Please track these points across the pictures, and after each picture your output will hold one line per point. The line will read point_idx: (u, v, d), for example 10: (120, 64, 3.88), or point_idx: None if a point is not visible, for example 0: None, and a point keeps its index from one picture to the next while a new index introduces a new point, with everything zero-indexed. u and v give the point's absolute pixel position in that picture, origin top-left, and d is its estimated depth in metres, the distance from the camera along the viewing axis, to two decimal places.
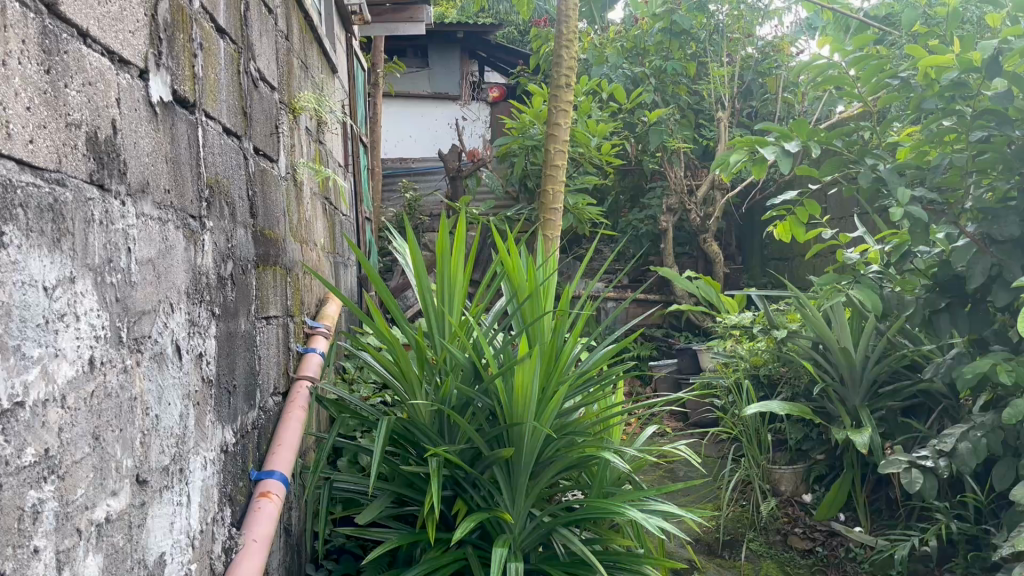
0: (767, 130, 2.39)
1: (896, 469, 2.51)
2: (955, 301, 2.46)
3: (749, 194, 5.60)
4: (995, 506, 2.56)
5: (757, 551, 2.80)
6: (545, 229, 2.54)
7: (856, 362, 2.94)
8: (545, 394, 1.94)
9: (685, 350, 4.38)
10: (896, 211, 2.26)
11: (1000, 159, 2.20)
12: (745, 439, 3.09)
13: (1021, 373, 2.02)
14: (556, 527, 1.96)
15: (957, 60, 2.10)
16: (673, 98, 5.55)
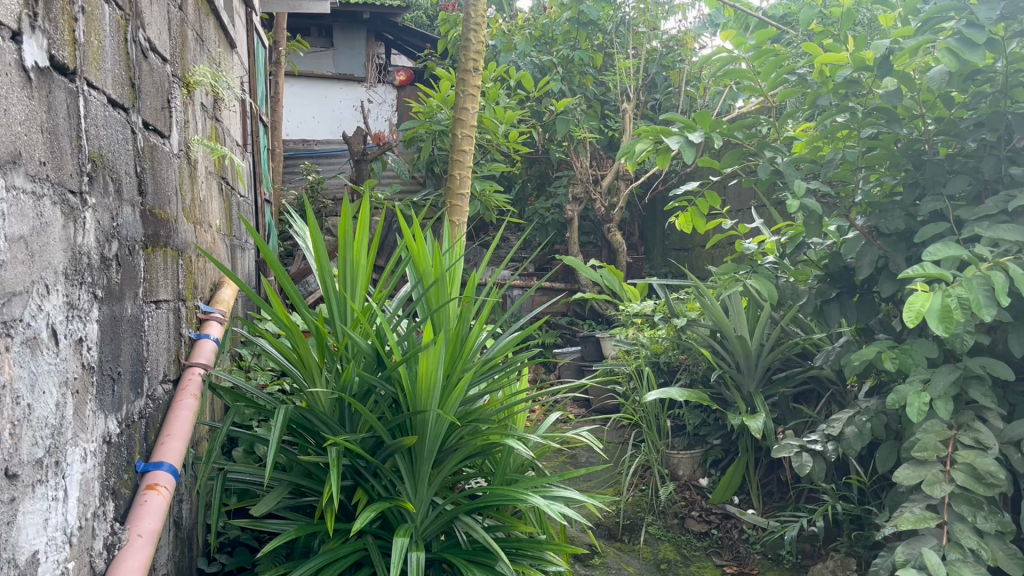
0: (672, 120, 2.40)
1: (787, 453, 2.60)
2: (845, 291, 2.54)
3: (651, 185, 5.73)
4: (877, 487, 2.68)
5: (655, 534, 2.86)
6: (452, 214, 2.51)
7: (751, 351, 3.02)
8: (449, 382, 1.92)
9: (589, 338, 4.47)
10: (791, 203, 2.30)
11: (888, 155, 2.29)
12: (645, 425, 3.13)
13: (903, 360, 2.10)
14: (458, 515, 1.94)
15: (851, 59, 2.15)
16: (580, 88, 5.58)
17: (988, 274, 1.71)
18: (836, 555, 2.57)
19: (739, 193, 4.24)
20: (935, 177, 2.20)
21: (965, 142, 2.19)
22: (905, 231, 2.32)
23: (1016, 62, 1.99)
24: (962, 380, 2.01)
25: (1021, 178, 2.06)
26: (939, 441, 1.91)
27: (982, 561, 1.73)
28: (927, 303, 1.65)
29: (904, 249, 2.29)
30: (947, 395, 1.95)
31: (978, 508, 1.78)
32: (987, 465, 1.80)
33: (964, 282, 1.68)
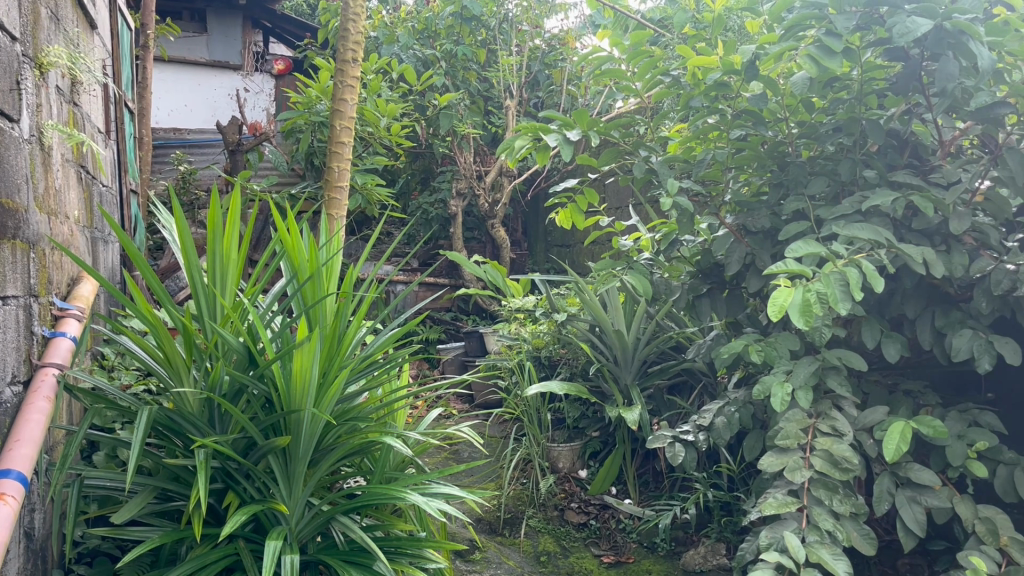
0: (551, 117, 2.41)
1: (661, 443, 2.66)
2: (715, 286, 2.64)
3: (534, 181, 5.79)
4: (745, 474, 2.80)
5: (535, 527, 2.89)
6: (330, 208, 2.45)
7: (628, 344, 3.12)
8: (325, 380, 1.88)
9: (474, 333, 4.47)
10: (665, 201, 2.35)
11: (755, 157, 2.40)
12: (527, 418, 3.14)
13: (768, 352, 2.20)
14: (334, 516, 1.90)
15: (720, 62, 2.19)
16: (463, 83, 5.56)
17: (844, 270, 1.80)
18: (707, 541, 2.68)
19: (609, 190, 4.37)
20: (798, 178, 2.32)
21: (825, 146, 2.31)
22: (770, 229, 2.43)
23: (869, 71, 2.11)
24: (821, 371, 2.13)
25: (873, 181, 2.19)
26: (800, 429, 2.01)
27: (837, 542, 1.83)
28: (789, 297, 1.74)
29: (769, 246, 2.39)
30: (807, 385, 2.05)
31: (834, 492, 1.88)
32: (842, 451, 1.91)
33: (823, 278, 1.77)
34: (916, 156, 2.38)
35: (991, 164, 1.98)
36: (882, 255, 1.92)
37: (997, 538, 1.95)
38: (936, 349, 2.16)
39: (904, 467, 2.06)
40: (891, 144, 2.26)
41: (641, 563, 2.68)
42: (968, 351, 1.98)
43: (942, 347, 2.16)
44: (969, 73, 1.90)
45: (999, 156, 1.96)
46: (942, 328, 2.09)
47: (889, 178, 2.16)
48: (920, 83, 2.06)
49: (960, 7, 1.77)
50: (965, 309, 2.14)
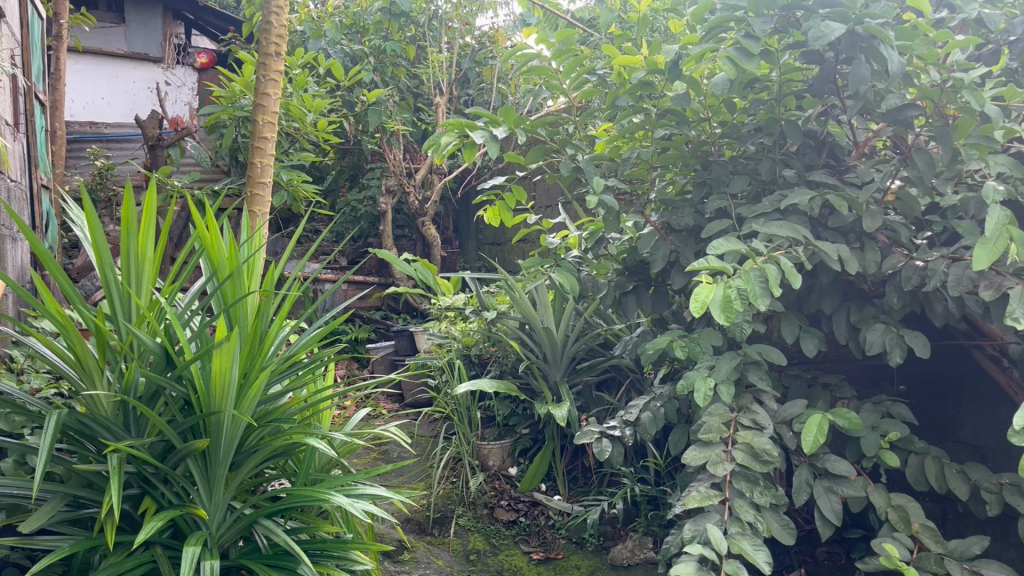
0: (477, 114, 2.38)
1: (589, 439, 2.68)
2: (641, 284, 2.68)
3: (464, 178, 5.77)
4: (672, 468, 2.85)
5: (465, 526, 2.88)
6: (252, 205, 2.39)
7: (557, 341, 3.14)
8: (246, 380, 1.83)
9: (402, 332, 4.33)
10: (591, 198, 2.34)
11: (679, 156, 2.43)
12: (457, 417, 3.11)
13: (692, 348, 2.23)
14: (257, 519, 1.86)
15: (644, 61, 2.21)
16: (392, 79, 5.49)
17: (763, 267, 1.84)
18: (635, 535, 2.71)
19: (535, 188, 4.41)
20: (720, 177, 2.37)
21: (746, 146, 2.37)
22: (694, 227, 2.48)
23: (788, 73, 2.16)
24: (742, 366, 2.17)
25: (792, 179, 2.25)
26: (722, 423, 2.04)
27: (758, 533, 1.87)
28: (710, 294, 1.76)
29: (693, 244, 2.44)
30: (730, 380, 2.09)
31: (754, 484, 1.92)
32: (763, 444, 1.96)
33: (743, 275, 1.80)
34: (832, 157, 2.46)
35: (901, 164, 2.05)
36: (800, 253, 1.97)
37: (909, 525, 2.03)
38: (851, 344, 2.23)
39: (821, 458, 2.12)
40: (809, 144, 2.32)
41: (570, 559, 2.70)
42: (880, 345, 2.05)
43: (857, 342, 2.23)
44: (880, 76, 1.96)
45: (909, 156, 2.03)
46: (857, 323, 2.16)
47: (806, 177, 2.22)
48: (834, 85, 2.13)
49: (871, 13, 1.82)
50: (879, 304, 2.21)
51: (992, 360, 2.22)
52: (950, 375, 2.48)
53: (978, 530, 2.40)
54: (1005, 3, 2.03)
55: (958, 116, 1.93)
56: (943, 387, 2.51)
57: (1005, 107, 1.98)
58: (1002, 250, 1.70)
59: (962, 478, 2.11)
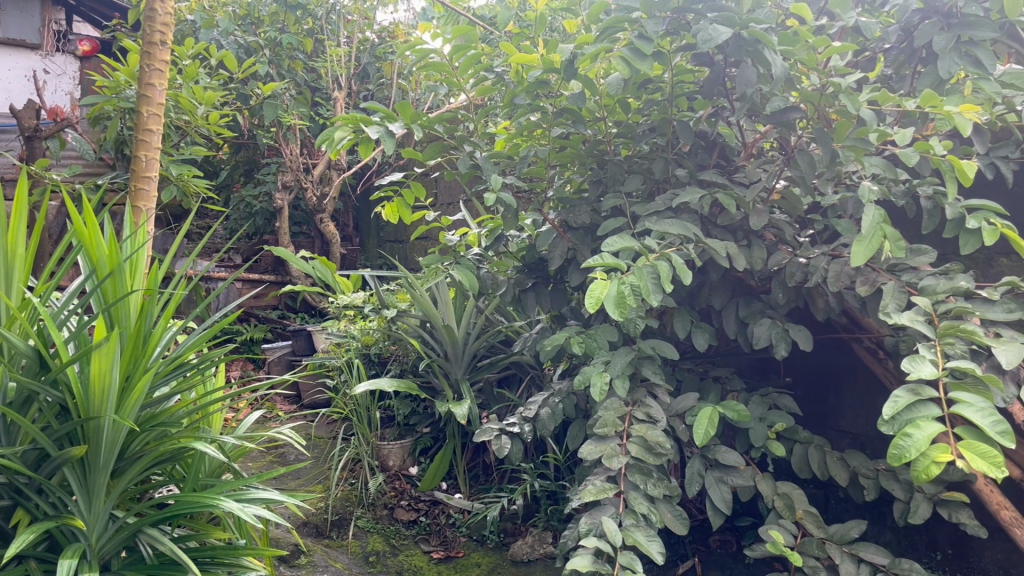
0: (371, 109, 2.32)
1: (488, 437, 2.69)
2: (540, 281, 2.69)
3: (363, 175, 5.68)
4: (570, 463, 2.88)
5: (364, 528, 2.84)
6: (135, 200, 2.29)
7: (458, 339, 3.12)
8: (128, 384, 1.74)
9: (299, 332, 4.24)
10: (489, 197, 2.30)
11: (576, 155, 2.45)
12: (355, 418, 3.05)
13: (589, 344, 2.26)
14: (141, 528, 1.77)
15: (542, 60, 2.17)
16: (288, 72, 5.34)
17: (655, 264, 1.87)
18: (535, 530, 2.74)
19: (434, 185, 4.39)
20: (615, 176, 2.41)
21: (640, 145, 2.43)
22: (590, 225, 2.52)
23: (679, 74, 2.20)
24: (636, 361, 2.22)
25: (684, 178, 2.30)
26: (617, 417, 2.08)
27: (651, 524, 1.90)
28: (605, 290, 1.77)
29: (589, 242, 2.47)
30: (624, 375, 2.12)
31: (648, 476, 1.95)
32: (656, 437, 2.00)
33: (636, 271, 1.83)
34: (722, 157, 2.54)
35: (785, 165, 2.13)
36: (691, 250, 2.01)
37: (793, 512, 2.11)
38: (740, 338, 2.31)
39: (712, 449, 2.19)
40: (700, 144, 2.39)
41: (470, 557, 2.69)
42: (767, 339, 2.13)
43: (745, 336, 2.31)
44: (765, 79, 2.03)
45: (792, 157, 2.11)
46: (746, 318, 2.23)
47: (697, 177, 2.28)
48: (724, 87, 2.19)
49: (756, 18, 1.88)
50: (765, 300, 2.30)
51: (869, 353, 2.34)
52: (832, 367, 2.60)
53: (858, 514, 2.52)
54: (878, 13, 2.13)
55: (836, 119, 2.02)
56: (825, 379, 2.63)
57: (879, 112, 2.08)
58: (876, 247, 1.79)
59: (843, 465, 2.21)
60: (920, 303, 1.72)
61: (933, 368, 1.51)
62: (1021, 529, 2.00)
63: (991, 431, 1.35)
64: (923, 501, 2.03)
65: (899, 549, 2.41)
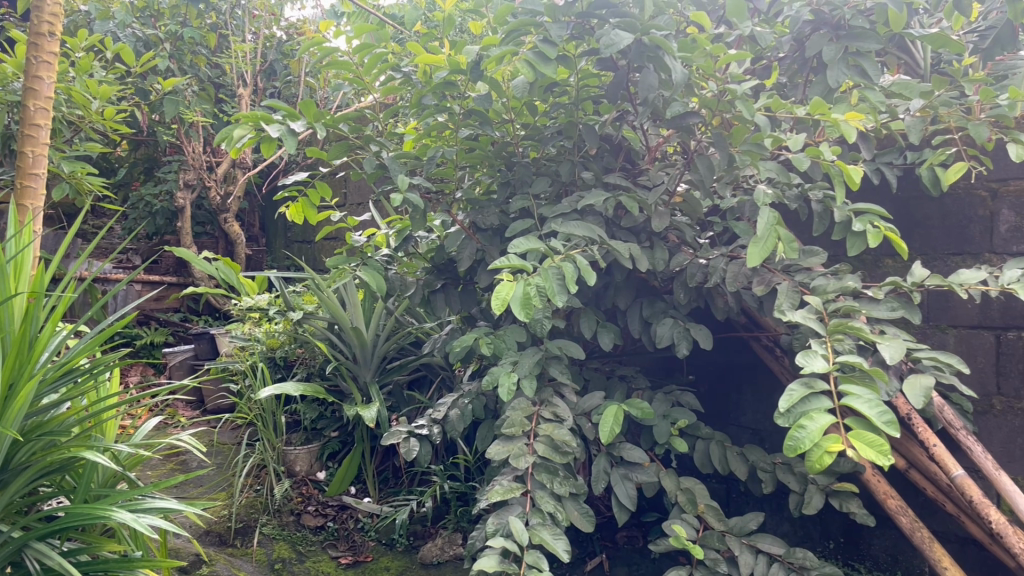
0: (273, 107, 2.26)
1: (396, 439, 2.65)
2: (449, 282, 2.68)
3: (270, 174, 5.56)
4: (480, 464, 2.89)
5: (269, 535, 2.77)
6: (21, 198, 2.17)
7: (367, 341, 3.09)
8: (12, 391, 1.66)
9: (202, 335, 4.10)
10: (396, 197, 2.26)
11: (484, 157, 2.46)
12: (260, 423, 2.98)
13: (497, 345, 2.27)
14: (27, 543, 1.69)
15: (448, 61, 2.16)
16: (190, 68, 5.17)
17: (560, 265, 1.89)
18: (444, 532, 2.73)
19: (343, 185, 4.33)
20: (523, 178, 2.44)
21: (547, 147, 2.45)
22: (499, 226, 2.53)
23: (585, 78, 2.22)
24: (543, 361, 2.24)
25: (590, 181, 2.34)
26: (524, 417, 2.09)
27: (557, 522, 1.92)
28: (511, 291, 1.77)
29: (498, 243, 2.49)
30: (532, 375, 2.14)
31: (555, 475, 1.97)
32: (563, 436, 2.02)
33: (541, 273, 1.85)
34: (628, 160, 2.60)
35: (686, 169, 2.19)
36: (595, 251, 2.05)
37: (696, 506, 2.16)
38: (644, 338, 2.36)
39: (618, 447, 2.22)
40: (606, 148, 2.43)
41: (379, 561, 2.67)
42: (669, 338, 2.18)
43: (649, 336, 2.36)
44: (666, 85, 2.07)
45: (692, 161, 2.17)
46: (649, 318, 2.28)
47: (603, 180, 2.33)
48: (628, 93, 2.24)
49: (656, 25, 1.92)
50: (668, 300, 2.36)
51: (767, 350, 2.43)
52: (732, 365, 2.68)
53: (756, 506, 2.62)
54: (773, 23, 2.21)
55: (734, 125, 2.08)
56: (726, 376, 2.71)
57: (774, 118, 2.16)
58: (771, 248, 1.85)
59: (742, 459, 2.28)
60: (812, 302, 1.79)
61: (825, 363, 1.57)
62: (905, 516, 2.10)
63: (879, 421, 1.40)
64: (816, 493, 2.12)
65: (796, 540, 2.51)
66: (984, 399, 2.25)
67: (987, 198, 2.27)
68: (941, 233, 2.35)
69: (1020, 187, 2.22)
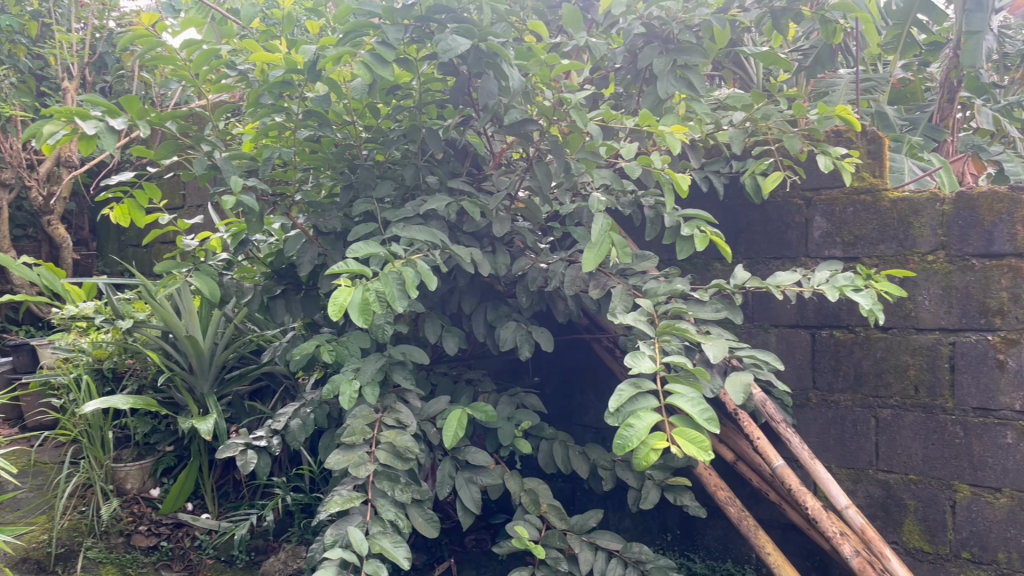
0: (90, 102, 2.11)
1: (232, 452, 2.54)
2: (290, 287, 2.60)
3: (100, 173, 5.21)
4: (325, 474, 2.82)
5: (95, 559, 2.59)
6: None
7: (204, 350, 2.95)
8: None
9: (21, 346, 3.78)
10: (229, 198, 2.17)
11: (324, 160, 2.41)
12: (86, 440, 2.78)
13: (339, 352, 2.22)
14: None
15: (283, 60, 2.10)
16: (8, 58, 4.78)
17: (401, 270, 1.88)
18: (288, 546, 2.65)
19: (180, 186, 4.12)
20: (366, 181, 2.40)
21: (391, 151, 2.43)
22: (342, 230, 2.48)
23: (428, 82, 2.20)
24: (387, 366, 2.20)
25: (434, 186, 2.33)
26: (366, 424, 2.05)
27: (399, 530, 1.90)
28: (349, 296, 1.74)
29: (341, 248, 2.44)
30: (374, 382, 2.10)
31: (396, 482, 1.96)
32: (404, 442, 2.01)
33: (381, 278, 1.82)
34: (473, 165, 2.61)
35: (526, 174, 2.23)
36: (436, 256, 2.04)
37: (538, 507, 2.19)
38: (488, 342, 2.38)
39: (462, 451, 2.22)
40: (451, 152, 2.43)
41: None
42: (512, 342, 2.22)
43: (493, 339, 2.38)
44: (505, 92, 2.10)
45: (531, 167, 2.21)
46: (493, 321, 2.31)
47: (446, 185, 2.33)
48: (469, 98, 2.24)
49: (493, 31, 1.94)
50: (511, 304, 2.39)
51: (607, 351, 2.51)
52: (576, 366, 2.75)
53: (599, 503, 2.69)
54: (609, 35, 2.28)
55: (570, 133, 2.14)
56: (569, 378, 2.78)
57: (610, 127, 2.23)
58: (605, 253, 1.91)
59: (583, 458, 2.34)
60: (643, 305, 1.86)
61: (652, 364, 1.64)
62: (733, 506, 2.22)
63: (699, 418, 1.48)
64: (653, 487, 2.20)
65: (636, 534, 2.60)
66: (802, 392, 2.41)
67: (802, 206, 2.44)
68: (762, 238, 2.51)
69: (830, 196, 2.39)
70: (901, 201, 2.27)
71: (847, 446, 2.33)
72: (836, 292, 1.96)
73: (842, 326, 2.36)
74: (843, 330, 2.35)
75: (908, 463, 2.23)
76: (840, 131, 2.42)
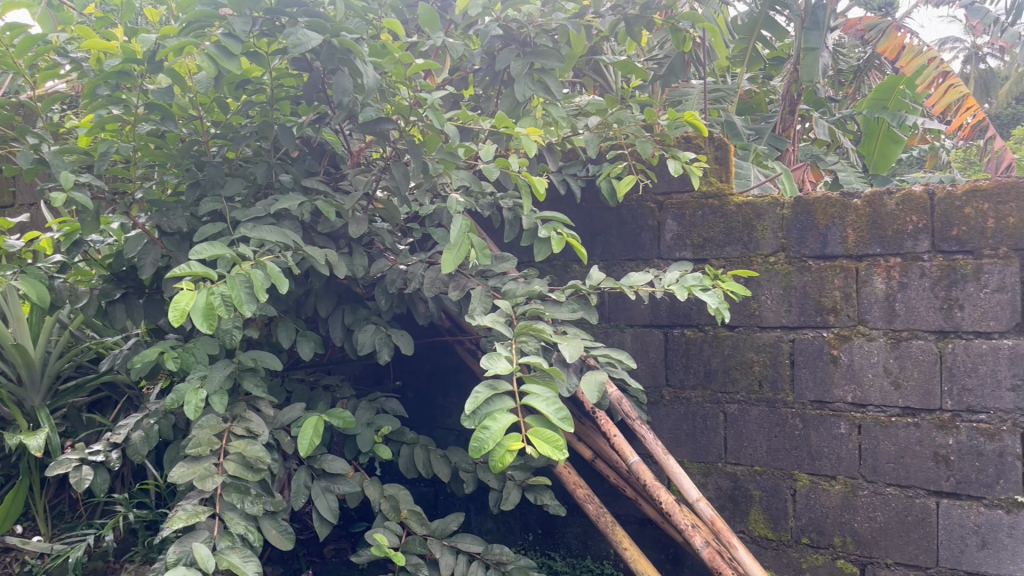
0: None
1: (65, 469, 2.36)
2: (131, 291, 2.44)
3: None
4: (173, 488, 2.66)
5: None
6: None
7: (34, 360, 2.72)
8: None
9: None
10: (59, 195, 2.01)
11: (169, 156, 2.28)
12: None
13: (185, 358, 2.10)
14: None
15: (119, 48, 1.96)
16: None
17: (249, 273, 1.79)
18: (130, 566, 2.49)
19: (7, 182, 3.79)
20: (214, 178, 2.28)
21: (241, 148, 2.32)
22: (188, 231, 2.35)
23: (280, 77, 2.12)
24: (237, 373, 2.10)
25: (287, 185, 2.25)
26: (213, 435, 1.94)
27: (250, 544, 1.82)
28: (191, 300, 1.64)
29: (187, 249, 2.31)
30: (222, 390, 2.00)
31: (245, 493, 1.87)
32: (255, 452, 1.92)
33: (227, 280, 1.73)
34: (330, 165, 2.54)
35: (383, 174, 2.18)
36: (289, 257, 1.96)
37: (398, 512, 2.16)
38: (345, 346, 2.32)
39: (318, 458, 2.15)
40: (305, 151, 2.36)
41: None
42: (370, 345, 2.18)
43: (351, 343, 2.32)
44: (360, 89, 2.04)
45: (388, 168, 2.17)
46: (351, 325, 2.26)
47: (300, 184, 2.25)
48: (324, 95, 2.17)
49: (346, 27, 1.88)
50: (370, 307, 2.34)
51: (468, 353, 2.50)
52: (437, 369, 2.73)
53: (462, 506, 2.69)
54: (466, 35, 2.27)
55: (427, 133, 2.11)
56: (431, 381, 2.75)
57: (467, 128, 2.22)
58: (464, 254, 1.90)
59: (444, 461, 2.33)
60: (501, 306, 1.86)
61: (509, 365, 1.63)
62: (591, 504, 2.26)
63: (554, 418, 1.49)
64: (513, 488, 2.21)
65: (498, 536, 2.61)
66: (656, 390, 2.50)
67: (654, 209, 2.52)
68: (618, 241, 2.58)
69: (680, 200, 2.48)
70: (746, 205, 2.38)
71: (698, 441, 2.43)
72: (686, 291, 2.03)
73: (692, 325, 2.45)
74: (694, 329, 2.45)
75: (753, 455, 2.34)
76: (689, 137, 2.51)
